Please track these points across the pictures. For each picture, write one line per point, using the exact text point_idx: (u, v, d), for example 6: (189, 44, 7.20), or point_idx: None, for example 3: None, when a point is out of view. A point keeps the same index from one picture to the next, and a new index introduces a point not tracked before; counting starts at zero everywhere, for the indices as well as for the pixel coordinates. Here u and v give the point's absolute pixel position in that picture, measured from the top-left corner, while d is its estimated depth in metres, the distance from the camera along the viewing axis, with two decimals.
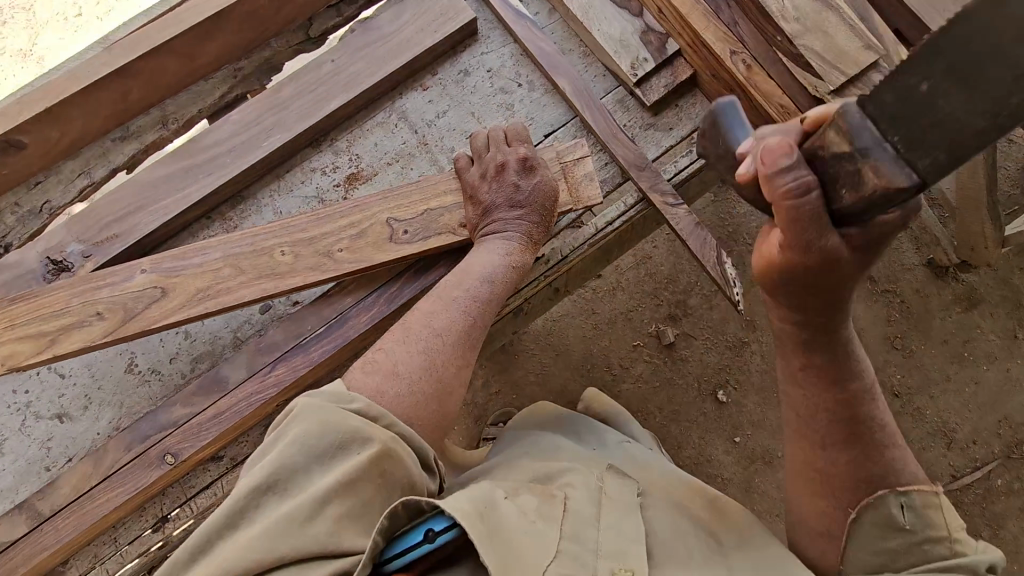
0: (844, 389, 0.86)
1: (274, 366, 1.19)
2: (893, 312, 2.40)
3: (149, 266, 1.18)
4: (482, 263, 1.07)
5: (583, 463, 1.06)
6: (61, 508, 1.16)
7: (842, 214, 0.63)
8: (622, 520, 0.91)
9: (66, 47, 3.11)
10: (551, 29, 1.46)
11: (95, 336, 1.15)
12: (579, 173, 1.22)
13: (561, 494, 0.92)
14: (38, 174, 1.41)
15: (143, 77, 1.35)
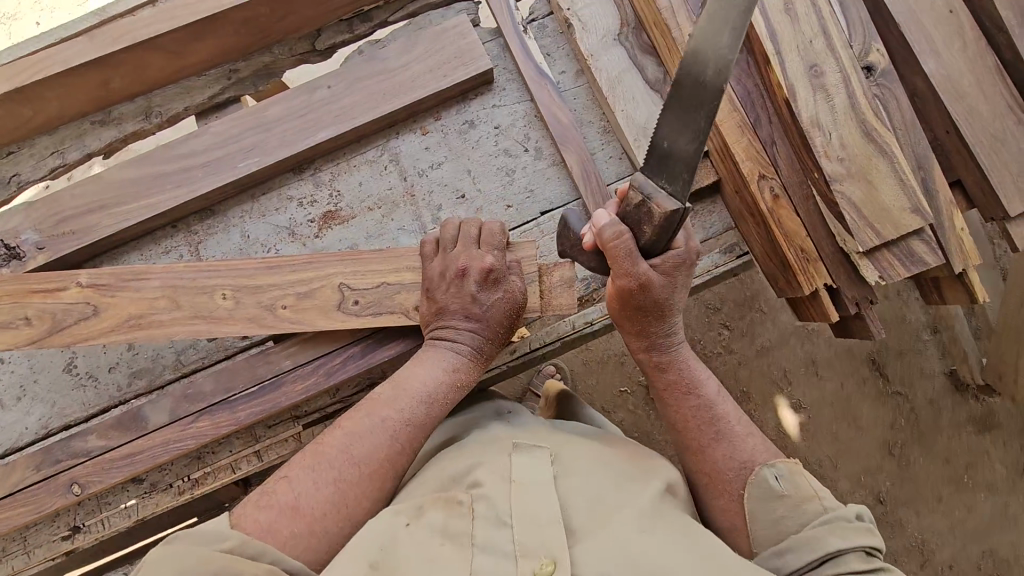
0: (698, 396, 1.07)
1: (196, 419, 1.12)
2: (899, 419, 2.50)
3: (86, 279, 1.07)
4: (421, 376, 1.00)
5: (490, 442, 1.01)
6: None
7: (648, 246, 0.93)
8: (535, 503, 0.89)
9: None
10: (574, 93, 1.31)
11: (21, 338, 1.06)
12: (556, 276, 1.09)
13: (466, 499, 0.90)
14: (11, 145, 1.34)
15: (125, 69, 1.26)
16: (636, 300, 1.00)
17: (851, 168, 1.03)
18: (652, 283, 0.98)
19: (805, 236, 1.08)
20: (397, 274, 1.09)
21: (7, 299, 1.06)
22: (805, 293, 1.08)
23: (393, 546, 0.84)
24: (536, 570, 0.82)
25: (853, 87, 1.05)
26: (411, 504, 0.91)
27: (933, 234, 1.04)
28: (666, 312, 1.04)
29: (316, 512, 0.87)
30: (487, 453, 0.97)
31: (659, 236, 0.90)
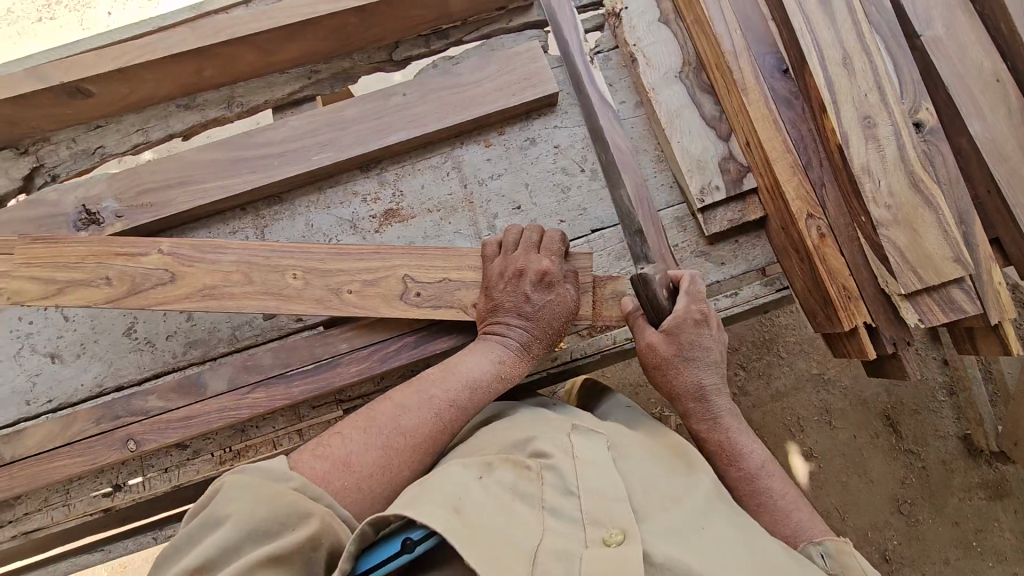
0: (739, 466, 1.10)
1: (253, 389, 1.17)
2: (910, 477, 2.49)
3: (167, 247, 1.14)
4: (470, 365, 1.06)
5: (549, 421, 1.09)
6: (20, 457, 1.19)
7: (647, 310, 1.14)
8: (601, 476, 0.97)
9: None
10: (631, 122, 1.39)
11: (100, 296, 1.13)
12: (607, 289, 1.16)
13: (535, 465, 0.98)
14: (100, 119, 1.44)
15: (217, 59, 1.34)
16: (651, 360, 1.13)
17: (896, 215, 1.09)
18: (657, 342, 1.11)
19: (848, 275, 1.14)
20: (459, 274, 1.16)
21: (89, 260, 1.14)
22: (843, 329, 1.13)
23: (468, 496, 0.90)
24: (606, 537, 0.90)
25: (903, 140, 1.12)
26: (479, 460, 0.98)
27: (973, 283, 1.09)
28: (679, 369, 1.12)
29: (367, 475, 0.93)
30: (550, 430, 1.06)
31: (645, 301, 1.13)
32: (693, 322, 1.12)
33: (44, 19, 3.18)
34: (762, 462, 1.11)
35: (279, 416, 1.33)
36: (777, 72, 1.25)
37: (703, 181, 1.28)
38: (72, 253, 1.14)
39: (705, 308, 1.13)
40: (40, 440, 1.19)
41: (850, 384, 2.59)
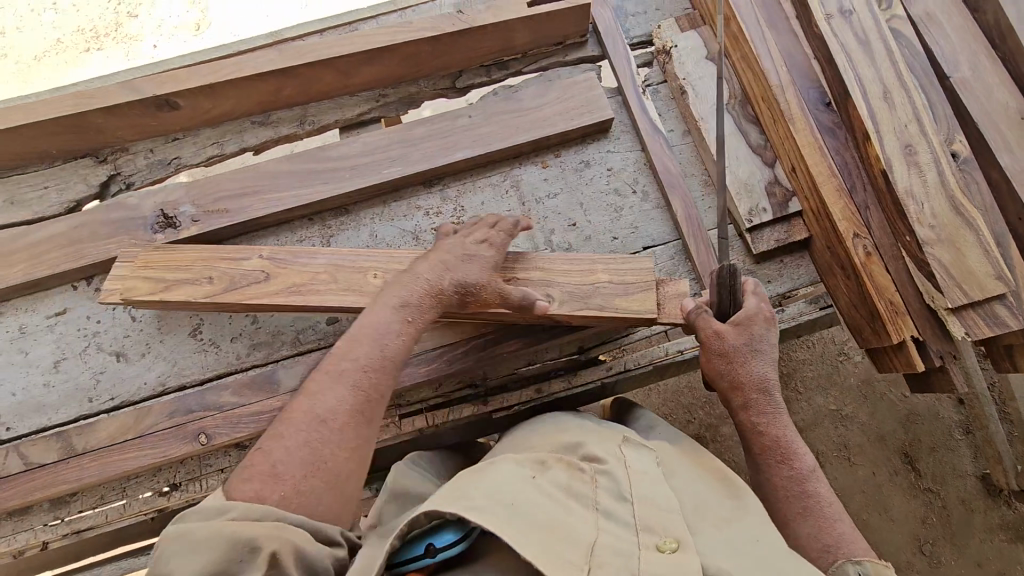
0: (792, 467, 1.13)
1: None
2: (931, 516, 2.48)
3: (267, 253, 1.27)
4: (380, 320, 1.07)
5: (599, 429, 1.14)
6: (93, 448, 1.30)
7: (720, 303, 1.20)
8: (652, 485, 1.01)
9: (229, 5, 3.35)
10: (680, 149, 1.49)
11: (197, 293, 1.26)
12: (671, 288, 1.24)
13: (589, 469, 1.02)
14: (179, 132, 1.53)
15: (299, 79, 1.45)
16: (715, 347, 1.17)
17: (940, 234, 1.18)
18: (726, 330, 1.16)
19: (894, 291, 1.21)
20: (531, 274, 1.24)
21: (197, 263, 1.29)
22: (893, 341, 1.19)
23: (526, 492, 0.93)
24: (660, 544, 0.92)
25: (943, 167, 1.21)
26: (533, 459, 1.02)
27: (1016, 302, 1.15)
28: (745, 359, 1.17)
29: (301, 473, 0.92)
30: (602, 437, 1.11)
31: (721, 296, 1.19)
32: (764, 319, 1.19)
33: (92, 49, 3.32)
34: (814, 466, 1.13)
35: None
36: (820, 104, 1.37)
37: (750, 205, 1.36)
38: (181, 257, 1.29)
39: (769, 311, 1.20)
40: (114, 433, 1.30)
41: (869, 419, 2.61)
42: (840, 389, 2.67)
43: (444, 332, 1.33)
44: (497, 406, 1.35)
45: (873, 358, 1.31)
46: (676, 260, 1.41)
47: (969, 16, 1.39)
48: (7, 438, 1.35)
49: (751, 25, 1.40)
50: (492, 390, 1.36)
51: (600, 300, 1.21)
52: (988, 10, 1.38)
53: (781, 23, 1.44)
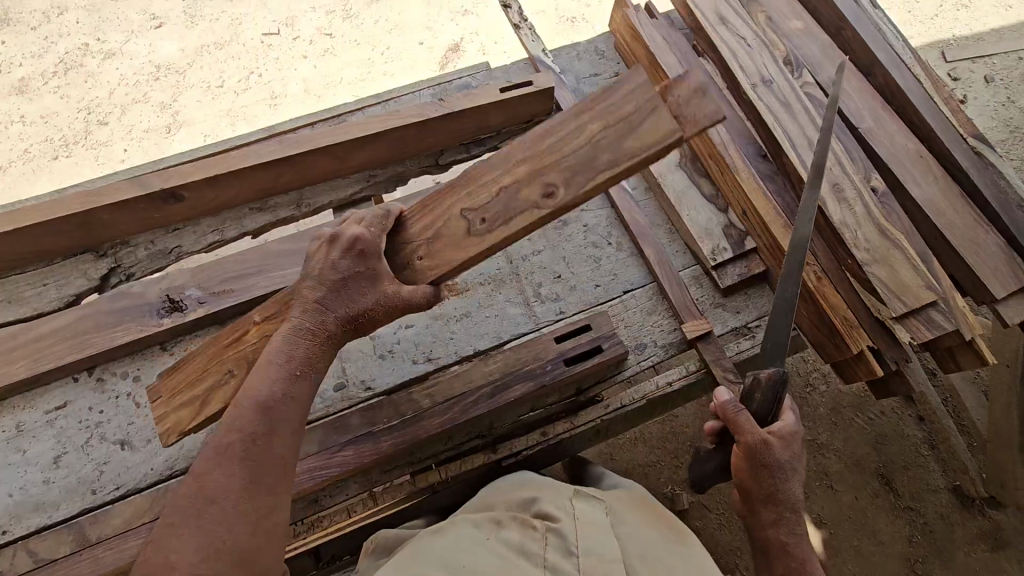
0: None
1: (343, 447, 1.33)
2: (916, 534, 2.57)
3: (258, 316, 1.23)
4: (256, 391, 1.06)
5: (552, 484, 1.25)
6: (105, 538, 1.28)
7: (757, 405, 1.27)
8: (597, 538, 1.12)
9: (200, 109, 3.54)
10: (644, 204, 1.69)
11: (228, 393, 1.22)
12: (678, 92, 0.99)
13: (541, 527, 1.14)
14: (179, 223, 1.62)
15: (297, 167, 1.59)
16: (764, 457, 1.24)
17: (874, 256, 1.39)
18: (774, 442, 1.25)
19: (847, 310, 1.38)
20: (517, 171, 1.08)
21: (210, 367, 1.26)
22: (853, 351, 1.34)
23: (477, 556, 1.06)
24: None
25: (867, 201, 1.45)
26: (490, 519, 1.15)
27: (946, 306, 1.35)
28: (787, 475, 1.27)
29: (197, 560, 0.93)
30: (555, 494, 1.22)
31: (764, 399, 1.25)
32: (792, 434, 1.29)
33: (60, 157, 3.39)
34: None
35: (351, 484, 1.37)
36: (758, 157, 1.62)
37: (713, 245, 1.56)
38: (197, 367, 1.28)
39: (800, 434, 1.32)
40: (127, 519, 1.29)
41: (843, 445, 2.73)
42: (812, 419, 2.79)
43: (451, 386, 1.40)
44: (506, 453, 1.39)
45: (839, 370, 1.45)
46: (654, 301, 1.55)
47: (864, 80, 1.70)
48: (3, 541, 1.30)
49: None
50: (500, 438, 1.42)
51: (606, 155, 1.01)
52: (879, 76, 1.70)
53: (715, 93, 1.69)
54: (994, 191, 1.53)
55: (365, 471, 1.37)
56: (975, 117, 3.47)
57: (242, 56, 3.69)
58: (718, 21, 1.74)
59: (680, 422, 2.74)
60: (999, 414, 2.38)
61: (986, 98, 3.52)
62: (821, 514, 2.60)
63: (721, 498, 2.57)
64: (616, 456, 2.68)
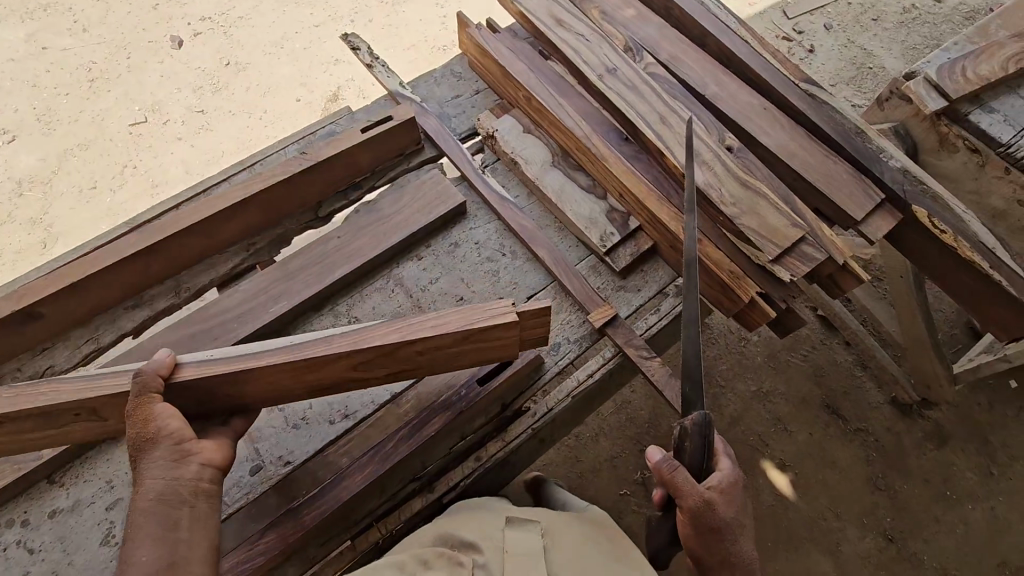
0: None
1: (267, 532, 1.25)
2: (871, 453, 2.69)
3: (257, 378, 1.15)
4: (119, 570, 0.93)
5: (485, 513, 1.25)
6: None
7: (689, 460, 1.24)
8: (524, 571, 1.13)
9: (77, 217, 3.34)
10: (529, 208, 1.72)
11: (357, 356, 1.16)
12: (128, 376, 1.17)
13: (469, 563, 1.13)
14: (47, 341, 1.49)
15: (166, 253, 1.52)
16: (709, 519, 1.18)
17: (742, 207, 1.47)
18: (717, 499, 1.19)
19: (729, 262, 1.45)
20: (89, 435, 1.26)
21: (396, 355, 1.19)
22: (745, 301, 1.41)
23: None
24: None
25: (724, 159, 1.54)
26: (415, 560, 1.13)
27: (815, 238, 1.44)
28: (735, 531, 1.21)
29: None
30: (486, 525, 1.21)
31: (695, 448, 1.23)
32: (729, 484, 1.23)
33: None
34: None
35: (288, 566, 1.28)
36: (621, 141, 1.69)
37: (600, 233, 1.60)
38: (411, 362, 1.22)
39: (739, 478, 1.27)
40: None
41: (785, 387, 2.85)
42: (752, 371, 2.89)
43: (371, 436, 1.35)
44: (445, 489, 1.36)
45: (739, 321, 1.52)
46: (558, 300, 1.57)
47: (701, 50, 1.80)
48: None
49: (548, 99, 1.70)
50: (436, 474, 1.39)
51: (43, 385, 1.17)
52: (712, 44, 1.81)
53: (566, 88, 1.76)
54: (834, 125, 1.65)
55: (301, 551, 1.29)
56: (824, 63, 3.76)
57: (112, 152, 3.51)
58: (555, 24, 1.81)
59: (633, 407, 2.77)
60: (908, 321, 2.56)
61: (830, 44, 3.84)
62: (783, 459, 2.69)
63: None
64: (582, 457, 2.67)
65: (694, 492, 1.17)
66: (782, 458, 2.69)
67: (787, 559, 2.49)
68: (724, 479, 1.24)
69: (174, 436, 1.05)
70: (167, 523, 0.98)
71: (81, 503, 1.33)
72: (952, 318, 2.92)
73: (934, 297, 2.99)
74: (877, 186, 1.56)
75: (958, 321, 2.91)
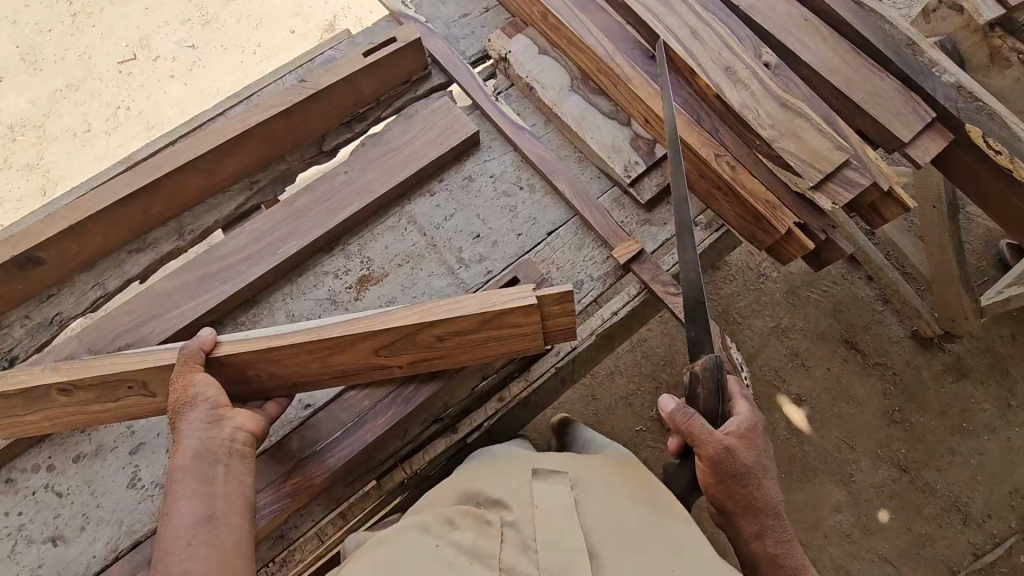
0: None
1: (290, 475, 1.24)
2: (889, 386, 2.65)
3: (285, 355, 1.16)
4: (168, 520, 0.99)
5: (510, 467, 1.21)
6: None
7: (704, 407, 1.21)
8: (555, 525, 1.08)
9: (73, 161, 3.23)
10: (547, 137, 1.60)
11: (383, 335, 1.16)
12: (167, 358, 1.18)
13: (496, 522, 1.10)
14: (52, 287, 1.44)
15: (165, 193, 1.44)
16: (729, 467, 1.17)
17: (781, 130, 1.36)
18: (736, 446, 1.18)
19: (765, 191, 1.36)
20: (136, 414, 1.26)
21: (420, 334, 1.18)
22: (781, 232, 1.34)
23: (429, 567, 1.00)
24: None
25: (761, 77, 1.42)
26: (440, 520, 1.09)
27: (859, 162, 1.33)
28: (757, 472, 1.19)
29: None
30: (511, 480, 1.17)
31: (710, 394, 1.20)
32: (747, 427, 1.21)
33: None
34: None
35: (314, 506, 1.28)
36: (647, 60, 1.55)
37: (624, 162, 1.49)
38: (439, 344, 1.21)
39: (757, 420, 1.25)
40: None
41: (805, 323, 2.79)
42: (771, 307, 2.83)
43: (390, 378, 1.32)
44: (468, 430, 1.34)
45: (771, 254, 1.44)
46: (580, 235, 1.48)
47: None
48: None
49: (566, 14, 1.55)
50: (458, 415, 1.37)
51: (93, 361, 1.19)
52: None
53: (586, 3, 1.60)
54: (882, 35, 1.50)
55: (325, 491, 1.29)
56: None
57: (102, 93, 3.36)
58: None
59: (650, 345, 2.74)
60: (937, 253, 2.46)
61: None
62: (799, 394, 2.67)
63: None
64: (598, 395, 2.67)
65: (708, 438, 1.16)
66: (799, 393, 2.68)
67: (801, 490, 2.51)
68: (739, 423, 1.21)
69: (215, 401, 1.10)
70: (204, 479, 1.03)
71: (104, 448, 1.32)
72: (981, 249, 2.81)
73: (964, 227, 2.87)
74: (927, 103, 1.42)
75: (988, 253, 2.80)
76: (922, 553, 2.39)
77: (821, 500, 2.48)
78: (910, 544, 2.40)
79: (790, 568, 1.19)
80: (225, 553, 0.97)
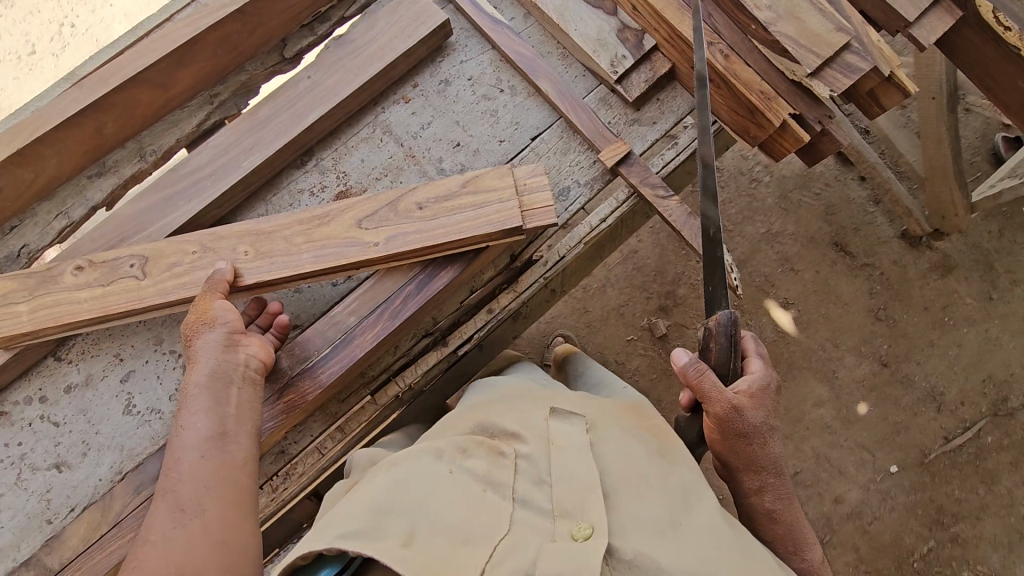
0: (802, 559, 1.19)
1: (281, 394, 1.24)
2: (875, 285, 2.68)
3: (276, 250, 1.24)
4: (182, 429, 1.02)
5: (528, 408, 1.21)
6: (70, 560, 1.21)
7: (716, 363, 1.21)
8: (569, 463, 1.07)
9: (23, 86, 3.00)
10: (528, 33, 1.49)
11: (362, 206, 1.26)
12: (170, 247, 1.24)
13: (509, 453, 1.09)
14: (14, 218, 1.37)
15: (115, 110, 1.33)
16: (736, 425, 1.16)
17: (778, 12, 1.26)
18: (746, 405, 1.17)
19: (760, 80, 1.29)
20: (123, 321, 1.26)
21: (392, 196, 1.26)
22: (774, 125, 1.28)
23: (443, 496, 1.01)
24: (574, 532, 0.98)
25: None
26: (454, 446, 1.08)
27: (860, 45, 1.23)
28: (762, 436, 1.18)
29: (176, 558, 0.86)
30: (527, 417, 1.17)
31: (722, 349, 1.20)
32: (758, 387, 1.20)
33: None
34: (822, 558, 1.20)
35: (312, 422, 1.31)
36: None
37: (610, 57, 1.39)
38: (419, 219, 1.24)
39: (771, 381, 1.23)
40: (84, 536, 1.22)
41: (796, 227, 2.76)
42: (762, 211, 2.79)
43: (376, 295, 1.29)
44: (458, 341, 1.34)
45: (764, 150, 1.39)
46: (566, 138, 1.41)
47: None
48: None
49: None
50: (448, 329, 1.36)
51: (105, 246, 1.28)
52: None
53: None
54: None
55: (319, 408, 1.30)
56: None
57: (43, 9, 3.07)
58: None
59: (641, 255, 2.72)
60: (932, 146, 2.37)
61: None
62: (788, 297, 2.69)
63: (694, 312, 2.62)
64: (590, 307, 2.68)
65: (720, 395, 1.15)
66: (785, 296, 2.69)
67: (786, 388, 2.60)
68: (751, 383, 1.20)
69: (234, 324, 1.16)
70: (218, 397, 1.06)
71: (94, 377, 1.32)
72: (977, 143, 2.74)
73: (961, 121, 2.79)
74: None
75: (984, 146, 2.74)
76: (896, 439, 2.52)
77: (805, 396, 2.58)
78: (885, 432, 2.53)
79: (785, 525, 1.20)
80: (228, 464, 1.00)
